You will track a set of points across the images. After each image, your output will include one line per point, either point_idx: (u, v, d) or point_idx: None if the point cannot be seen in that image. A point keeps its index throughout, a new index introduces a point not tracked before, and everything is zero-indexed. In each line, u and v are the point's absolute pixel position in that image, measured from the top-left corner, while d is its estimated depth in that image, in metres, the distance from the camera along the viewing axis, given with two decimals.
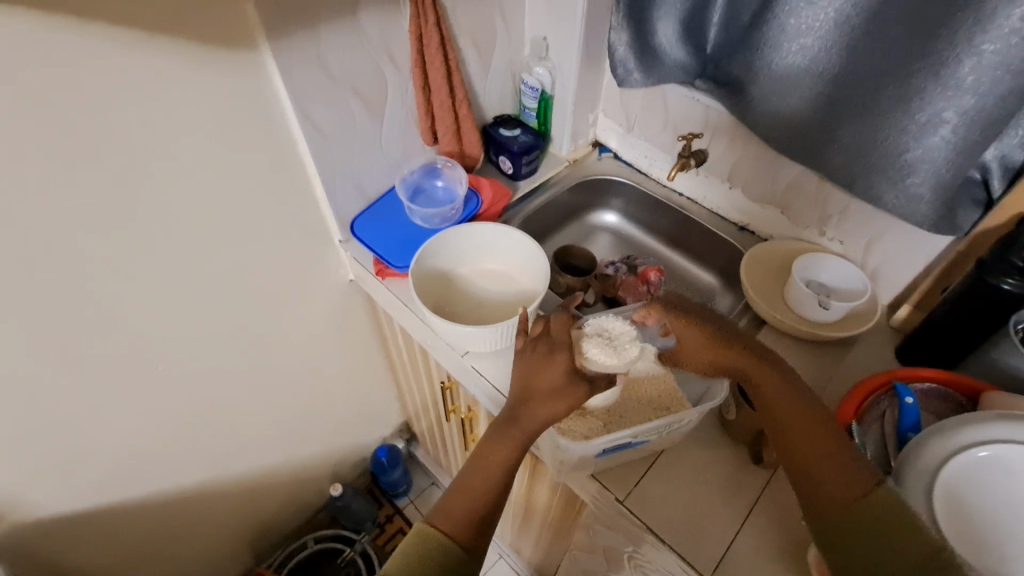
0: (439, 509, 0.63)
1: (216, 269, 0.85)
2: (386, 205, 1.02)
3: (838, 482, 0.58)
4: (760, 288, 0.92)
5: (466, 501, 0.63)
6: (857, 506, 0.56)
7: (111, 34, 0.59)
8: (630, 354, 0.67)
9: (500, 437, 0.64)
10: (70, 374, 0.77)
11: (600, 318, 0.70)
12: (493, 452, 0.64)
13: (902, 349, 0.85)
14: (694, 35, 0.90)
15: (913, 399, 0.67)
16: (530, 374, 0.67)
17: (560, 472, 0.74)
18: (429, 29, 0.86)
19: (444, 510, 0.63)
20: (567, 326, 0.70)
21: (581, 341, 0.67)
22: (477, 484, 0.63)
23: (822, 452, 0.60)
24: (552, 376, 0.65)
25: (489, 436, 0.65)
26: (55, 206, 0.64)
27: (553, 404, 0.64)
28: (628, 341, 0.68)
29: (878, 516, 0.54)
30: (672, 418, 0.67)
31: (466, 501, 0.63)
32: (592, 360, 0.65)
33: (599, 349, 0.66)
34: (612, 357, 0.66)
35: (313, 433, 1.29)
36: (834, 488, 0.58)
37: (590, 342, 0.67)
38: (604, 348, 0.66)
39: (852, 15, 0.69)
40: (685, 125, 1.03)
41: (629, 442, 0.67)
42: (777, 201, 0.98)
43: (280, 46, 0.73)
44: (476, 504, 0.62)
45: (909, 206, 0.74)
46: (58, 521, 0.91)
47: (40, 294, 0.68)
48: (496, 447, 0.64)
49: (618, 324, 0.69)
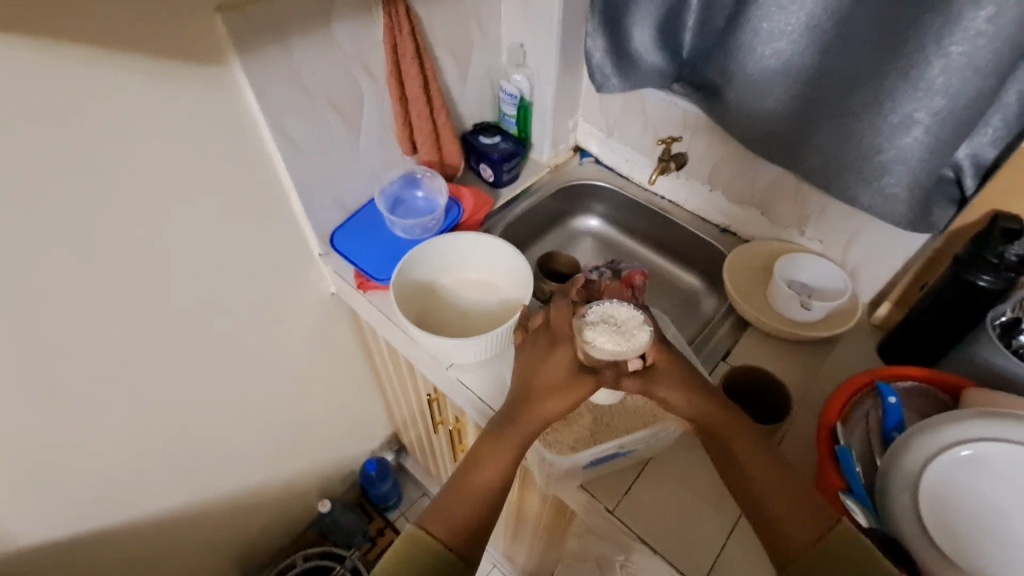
0: (430, 514, 0.60)
1: (191, 288, 0.83)
2: (366, 216, 1.00)
3: (806, 528, 0.57)
4: (743, 289, 0.92)
5: (459, 504, 0.61)
6: (819, 547, 0.56)
7: (71, 51, 0.58)
8: (640, 338, 0.64)
9: (495, 439, 0.63)
10: (41, 401, 0.74)
11: (605, 304, 0.66)
12: (489, 455, 0.63)
13: (884, 346, 0.86)
14: (670, 40, 0.90)
15: (896, 399, 0.68)
16: (529, 372, 0.66)
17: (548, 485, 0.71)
18: (404, 39, 0.85)
19: (438, 515, 0.60)
20: (568, 317, 0.68)
21: (585, 329, 0.64)
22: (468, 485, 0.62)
23: (785, 498, 0.59)
24: (552, 371, 0.65)
25: (483, 439, 0.64)
26: (18, 229, 0.62)
27: (558, 403, 0.64)
28: (637, 325, 0.65)
29: (837, 555, 0.54)
30: (658, 426, 0.67)
31: (462, 505, 0.61)
32: (599, 347, 0.63)
33: (607, 336, 0.63)
34: (620, 345, 0.63)
35: (298, 449, 1.27)
36: (801, 534, 0.57)
37: (596, 329, 0.64)
38: (613, 335, 0.63)
39: (823, 18, 0.70)
40: (664, 128, 1.04)
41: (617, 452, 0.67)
42: (757, 202, 0.98)
43: (251, 59, 0.72)
44: (475, 509, 0.60)
45: (885, 206, 0.74)
46: (33, 552, 0.88)
47: (5, 320, 0.65)
48: (492, 450, 0.63)
49: (624, 309, 0.66)
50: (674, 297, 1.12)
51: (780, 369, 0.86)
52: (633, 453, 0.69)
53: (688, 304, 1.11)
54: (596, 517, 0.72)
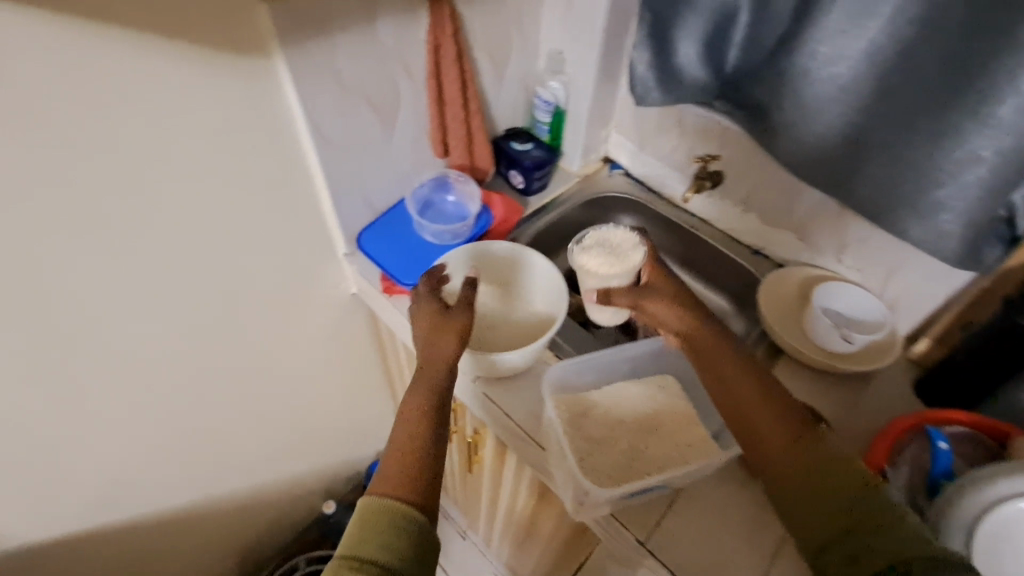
0: (382, 483, 0.61)
1: (212, 283, 0.81)
2: (393, 218, 0.98)
3: (782, 425, 0.60)
4: (777, 316, 0.90)
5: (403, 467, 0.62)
6: (800, 456, 0.58)
7: (114, 37, 0.56)
8: (631, 259, 0.79)
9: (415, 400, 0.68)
10: (54, 391, 0.73)
11: (602, 231, 0.85)
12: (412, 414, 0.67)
13: (921, 383, 0.85)
14: (715, 55, 0.85)
15: (946, 445, 0.68)
16: (435, 342, 0.72)
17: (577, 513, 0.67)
18: (447, 40, 0.83)
19: (388, 481, 0.61)
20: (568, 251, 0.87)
21: (584, 254, 0.83)
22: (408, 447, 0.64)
23: (765, 401, 0.62)
24: (430, 321, 0.74)
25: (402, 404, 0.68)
26: (45, 214, 0.60)
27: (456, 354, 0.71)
28: (629, 248, 0.82)
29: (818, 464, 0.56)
30: (702, 466, 0.63)
31: (407, 462, 0.62)
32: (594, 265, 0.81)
33: (600, 258, 0.81)
34: (612, 262, 0.80)
35: (306, 449, 1.24)
36: (779, 431, 0.60)
37: (592, 253, 0.82)
38: (606, 258, 0.81)
39: (887, 46, 0.68)
40: (702, 146, 1.02)
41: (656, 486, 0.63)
42: (794, 226, 0.96)
43: (293, 54, 0.70)
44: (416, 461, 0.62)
45: (937, 242, 0.73)
46: (34, 542, 0.86)
47: (25, 306, 0.64)
48: (414, 411, 0.67)
49: (619, 236, 0.84)
50: None
51: (813, 400, 0.84)
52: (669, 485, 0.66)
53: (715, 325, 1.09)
54: (622, 544, 0.70)
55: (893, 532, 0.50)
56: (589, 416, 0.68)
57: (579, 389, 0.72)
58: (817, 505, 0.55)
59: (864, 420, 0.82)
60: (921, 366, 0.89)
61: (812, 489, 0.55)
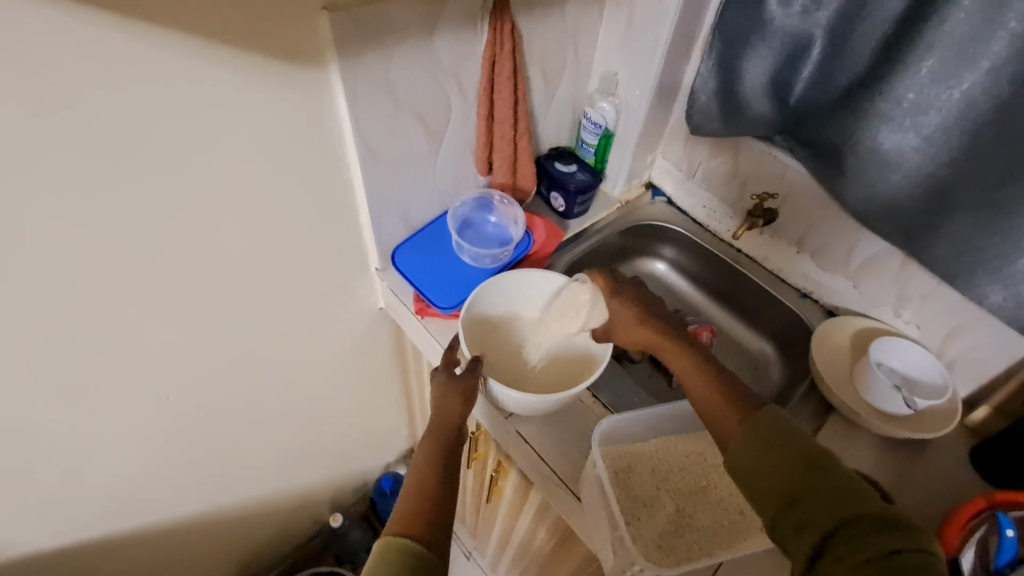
0: (397, 521, 0.60)
1: (242, 293, 0.78)
2: (430, 236, 0.94)
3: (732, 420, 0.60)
4: (829, 370, 0.85)
5: (415, 502, 0.62)
6: (746, 431, 0.58)
7: (166, 40, 0.52)
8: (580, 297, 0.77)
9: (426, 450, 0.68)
10: (70, 398, 0.69)
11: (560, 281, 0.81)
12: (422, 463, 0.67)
13: (977, 451, 0.79)
14: (782, 90, 0.82)
15: (1015, 533, 0.63)
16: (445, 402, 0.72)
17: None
18: (504, 57, 0.79)
19: (402, 519, 0.60)
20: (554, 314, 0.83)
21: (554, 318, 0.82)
22: (421, 486, 0.64)
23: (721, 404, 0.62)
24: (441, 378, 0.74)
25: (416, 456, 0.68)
26: (80, 221, 0.57)
27: (466, 411, 0.71)
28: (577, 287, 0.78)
29: (762, 435, 0.56)
30: (750, 545, 0.62)
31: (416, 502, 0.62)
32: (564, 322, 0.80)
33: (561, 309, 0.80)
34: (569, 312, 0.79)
35: (317, 460, 1.21)
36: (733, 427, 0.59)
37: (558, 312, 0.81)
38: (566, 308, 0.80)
39: (981, 100, 0.64)
40: (758, 182, 0.97)
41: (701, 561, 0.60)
42: (849, 274, 0.91)
43: (348, 65, 0.66)
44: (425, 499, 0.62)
45: (1017, 310, 0.69)
46: (38, 548, 0.83)
47: (51, 313, 0.61)
48: (422, 459, 0.67)
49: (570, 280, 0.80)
50: (739, 359, 1.05)
51: (863, 463, 0.79)
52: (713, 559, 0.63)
53: (754, 369, 1.04)
54: None
55: (839, 497, 0.49)
56: (635, 474, 0.64)
57: (625, 440, 0.68)
58: (764, 475, 0.54)
59: (918, 491, 0.77)
60: (979, 435, 0.83)
61: (759, 462, 0.55)
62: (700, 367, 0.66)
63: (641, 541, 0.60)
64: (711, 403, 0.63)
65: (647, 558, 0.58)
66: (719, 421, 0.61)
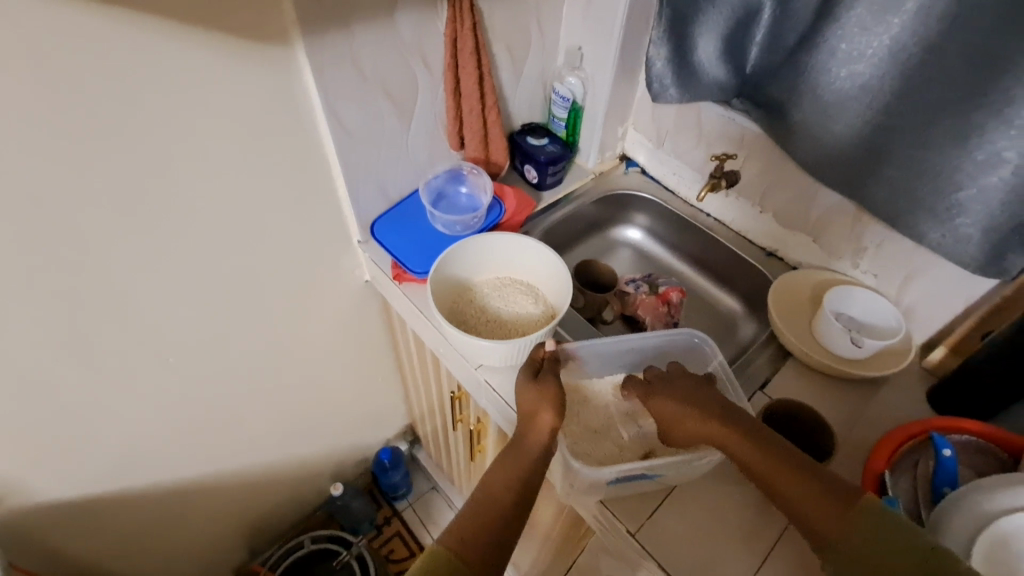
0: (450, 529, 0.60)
1: (232, 263, 0.84)
2: (407, 207, 1.00)
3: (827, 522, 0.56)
4: (787, 319, 0.89)
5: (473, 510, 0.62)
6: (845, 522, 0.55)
7: (142, 21, 0.58)
8: (524, 274, 0.93)
9: (502, 462, 0.65)
10: (77, 362, 0.76)
11: (512, 261, 0.93)
12: (502, 471, 0.65)
13: (934, 393, 0.80)
14: (735, 53, 0.86)
15: (950, 451, 0.67)
16: (528, 411, 0.68)
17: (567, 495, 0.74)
18: (465, 32, 0.84)
19: (451, 528, 0.60)
20: (515, 292, 0.91)
21: (514, 294, 0.91)
22: (484, 498, 0.63)
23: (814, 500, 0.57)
24: (525, 388, 0.69)
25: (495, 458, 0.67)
26: (73, 194, 0.63)
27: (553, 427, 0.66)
28: (515, 262, 0.93)
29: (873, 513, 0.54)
30: (690, 455, 0.66)
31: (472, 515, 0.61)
32: (521, 304, 0.89)
33: (519, 290, 0.91)
34: (524, 296, 0.90)
35: (315, 432, 1.28)
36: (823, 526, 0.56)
37: (517, 291, 0.91)
38: (520, 291, 0.91)
39: (909, 45, 0.67)
40: (720, 144, 1.00)
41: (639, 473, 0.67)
42: (809, 228, 0.95)
43: (313, 42, 0.72)
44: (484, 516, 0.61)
45: (955, 246, 0.72)
46: (54, 505, 0.90)
47: (52, 280, 0.67)
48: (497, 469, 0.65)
49: (513, 259, 0.93)
50: (710, 319, 1.09)
51: (819, 406, 0.82)
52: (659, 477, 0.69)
53: (724, 327, 1.08)
54: (621, 539, 0.73)
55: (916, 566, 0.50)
56: (589, 408, 0.76)
57: (581, 374, 0.78)
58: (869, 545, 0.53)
59: (873, 428, 0.80)
60: (936, 376, 0.85)
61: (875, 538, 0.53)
62: (768, 454, 0.60)
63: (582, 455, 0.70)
64: (799, 496, 0.58)
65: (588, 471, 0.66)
66: (811, 521, 0.57)
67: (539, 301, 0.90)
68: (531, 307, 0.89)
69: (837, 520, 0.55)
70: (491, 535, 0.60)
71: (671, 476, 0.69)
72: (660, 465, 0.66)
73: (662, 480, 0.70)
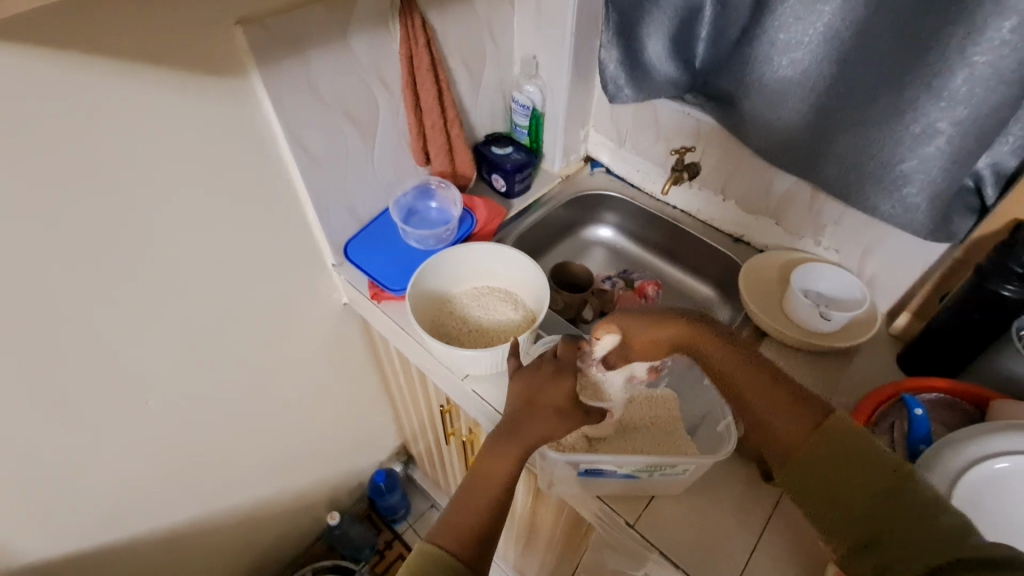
0: (440, 526, 0.61)
1: (205, 300, 0.83)
2: (379, 227, 1.01)
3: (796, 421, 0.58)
4: (759, 300, 0.91)
5: (465, 503, 0.62)
6: (790, 410, 0.59)
7: (92, 65, 0.58)
8: (501, 282, 0.95)
9: (499, 457, 0.63)
10: (54, 417, 0.74)
11: (490, 270, 0.94)
12: (495, 471, 0.63)
13: (901, 356, 0.85)
14: (682, 51, 0.90)
15: (922, 411, 0.70)
16: (532, 396, 0.67)
17: (562, 488, 0.75)
18: (420, 50, 0.85)
19: (443, 526, 0.61)
20: (496, 299, 0.92)
21: (495, 302, 0.92)
22: (476, 488, 0.63)
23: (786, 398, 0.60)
24: (548, 388, 0.66)
25: (489, 442, 0.65)
26: (36, 245, 0.62)
27: (559, 425, 0.64)
28: (493, 268, 0.94)
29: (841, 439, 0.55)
30: (664, 460, 0.65)
31: (468, 515, 0.61)
32: (502, 313, 0.90)
33: (499, 298, 0.92)
34: (509, 309, 0.91)
35: (308, 461, 1.26)
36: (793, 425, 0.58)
37: (497, 301, 0.92)
38: (502, 300, 0.92)
39: (842, 29, 0.72)
40: (677, 138, 1.03)
41: (614, 471, 0.68)
42: (771, 211, 0.98)
43: (268, 70, 0.72)
44: (482, 511, 0.61)
45: (906, 216, 0.76)
46: (41, 566, 0.87)
47: (21, 336, 0.65)
48: (496, 463, 0.63)
49: (490, 267, 0.94)
50: (688, 308, 1.12)
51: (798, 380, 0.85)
52: (634, 477, 0.69)
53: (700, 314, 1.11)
54: (621, 531, 0.74)
55: (913, 524, 0.49)
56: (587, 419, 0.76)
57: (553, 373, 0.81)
58: (848, 499, 0.53)
59: (851, 396, 0.82)
60: (902, 341, 0.89)
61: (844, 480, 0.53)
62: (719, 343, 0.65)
63: (558, 446, 0.71)
64: (742, 373, 0.63)
65: (576, 460, 0.67)
66: (774, 419, 0.59)
67: (517, 311, 0.90)
68: (509, 313, 0.90)
69: (811, 420, 0.57)
70: (487, 531, 0.60)
71: (648, 478, 0.69)
72: (633, 465, 0.66)
73: (643, 483, 0.70)
